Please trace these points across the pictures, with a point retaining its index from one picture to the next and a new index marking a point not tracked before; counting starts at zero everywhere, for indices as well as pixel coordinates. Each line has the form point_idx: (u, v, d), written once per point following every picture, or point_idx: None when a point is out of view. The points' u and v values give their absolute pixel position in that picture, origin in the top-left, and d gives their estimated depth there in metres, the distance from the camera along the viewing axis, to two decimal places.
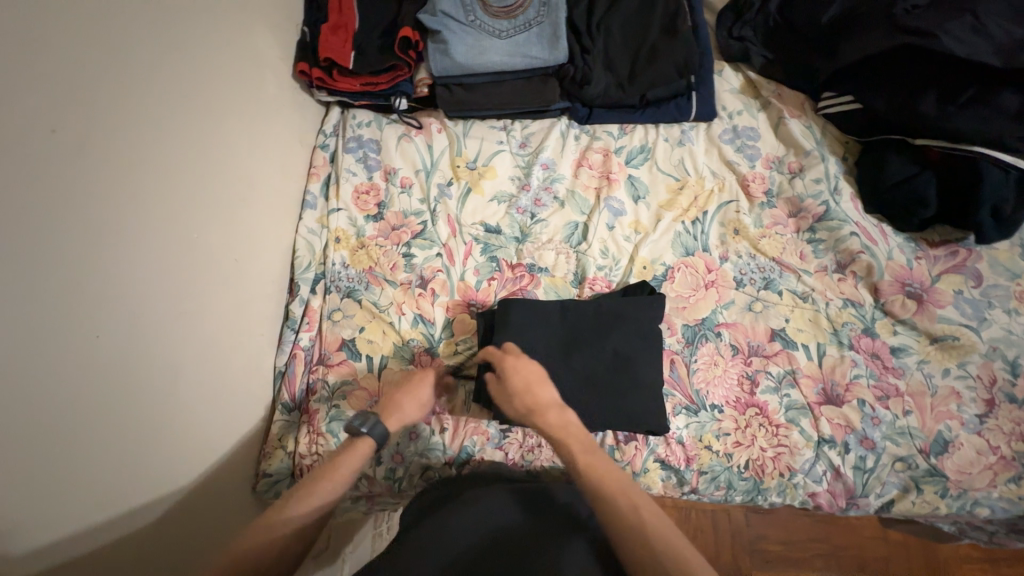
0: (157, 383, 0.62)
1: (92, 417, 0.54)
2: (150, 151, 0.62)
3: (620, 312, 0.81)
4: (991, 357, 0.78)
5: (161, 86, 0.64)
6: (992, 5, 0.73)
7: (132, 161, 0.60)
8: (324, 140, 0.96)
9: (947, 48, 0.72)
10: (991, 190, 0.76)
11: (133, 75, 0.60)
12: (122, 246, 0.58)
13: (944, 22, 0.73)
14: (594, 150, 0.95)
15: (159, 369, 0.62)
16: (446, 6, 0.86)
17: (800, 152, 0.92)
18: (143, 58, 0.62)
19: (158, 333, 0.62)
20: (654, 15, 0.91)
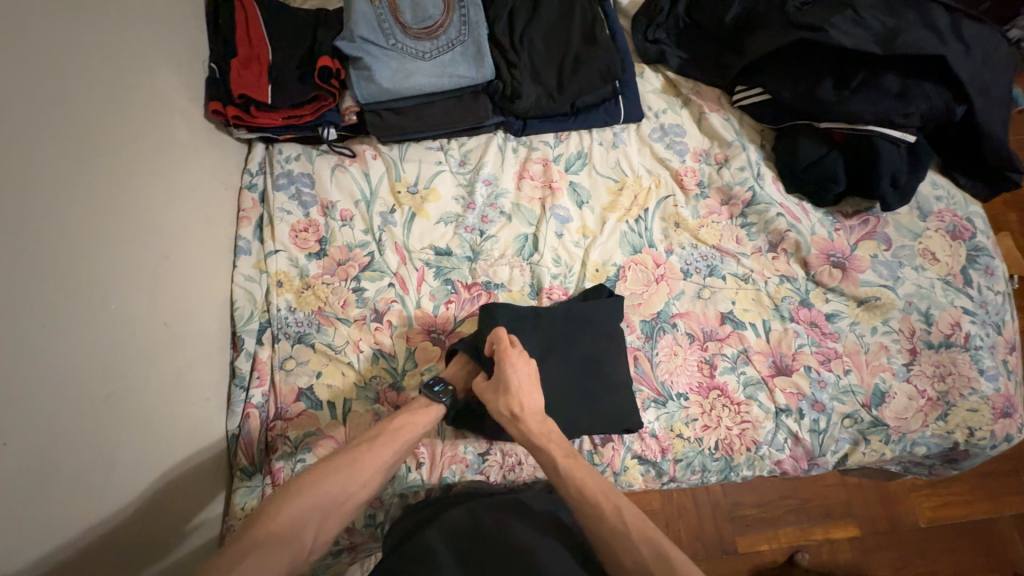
0: (84, 481, 0.55)
1: (18, 532, 0.47)
2: (51, 219, 0.55)
3: (580, 318, 0.82)
4: (909, 311, 0.87)
5: (55, 143, 0.57)
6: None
7: (31, 233, 0.53)
8: (250, 180, 0.90)
9: (835, 39, 0.79)
10: (890, 162, 0.84)
11: (15, 134, 0.52)
12: (26, 332, 0.50)
13: (832, 16, 0.80)
14: (533, 160, 0.96)
15: (87, 465, 0.55)
16: (364, 30, 0.83)
17: (723, 143, 0.98)
18: (28, 114, 0.54)
19: (86, 421, 0.55)
20: (573, 25, 0.94)
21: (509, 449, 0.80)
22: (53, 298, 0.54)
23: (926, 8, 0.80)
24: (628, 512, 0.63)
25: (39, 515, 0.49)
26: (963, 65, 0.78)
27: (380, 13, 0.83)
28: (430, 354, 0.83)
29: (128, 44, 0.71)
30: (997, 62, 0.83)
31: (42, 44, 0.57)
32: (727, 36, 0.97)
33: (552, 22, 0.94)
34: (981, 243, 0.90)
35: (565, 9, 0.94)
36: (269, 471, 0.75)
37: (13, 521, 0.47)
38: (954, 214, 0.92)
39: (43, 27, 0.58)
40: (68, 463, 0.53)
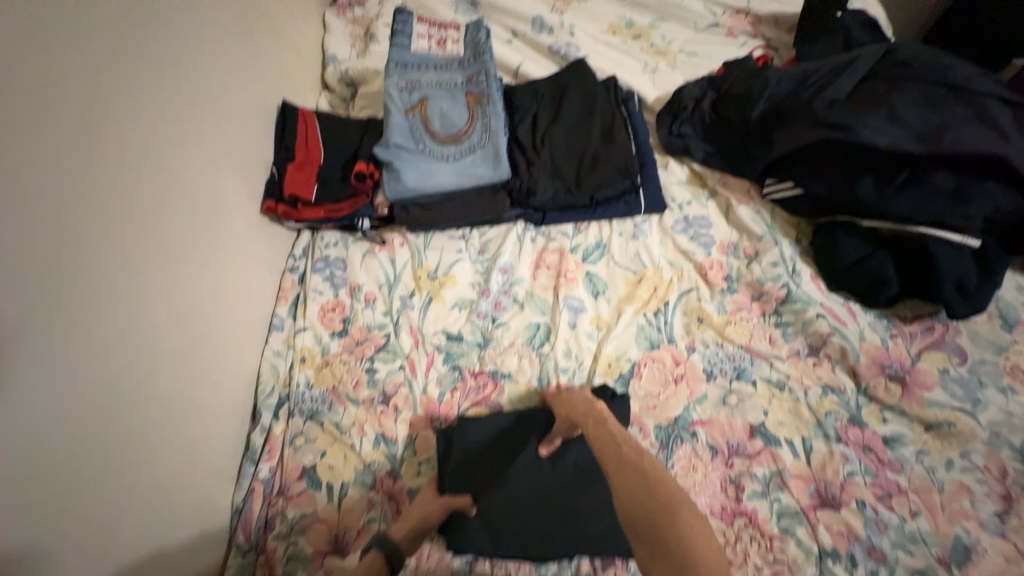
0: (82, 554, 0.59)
1: None
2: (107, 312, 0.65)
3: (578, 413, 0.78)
4: (996, 445, 0.71)
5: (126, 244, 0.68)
6: (906, 97, 0.76)
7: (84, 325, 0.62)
8: (293, 263, 1.01)
9: (865, 139, 0.75)
10: (952, 266, 0.73)
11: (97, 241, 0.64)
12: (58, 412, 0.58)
13: (863, 116, 0.76)
14: (550, 250, 0.98)
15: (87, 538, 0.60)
16: (398, 136, 0.91)
17: (753, 236, 0.93)
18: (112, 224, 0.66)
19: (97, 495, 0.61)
20: (593, 125, 0.98)
21: (499, 561, 0.74)
22: (93, 378, 0.62)
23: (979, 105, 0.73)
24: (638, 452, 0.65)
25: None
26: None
27: (413, 122, 0.92)
28: (429, 444, 0.83)
29: (209, 157, 0.84)
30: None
31: (139, 165, 0.70)
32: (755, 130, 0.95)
33: (572, 123, 0.99)
34: None
35: (587, 111, 0.99)
36: (263, 549, 0.77)
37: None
38: None
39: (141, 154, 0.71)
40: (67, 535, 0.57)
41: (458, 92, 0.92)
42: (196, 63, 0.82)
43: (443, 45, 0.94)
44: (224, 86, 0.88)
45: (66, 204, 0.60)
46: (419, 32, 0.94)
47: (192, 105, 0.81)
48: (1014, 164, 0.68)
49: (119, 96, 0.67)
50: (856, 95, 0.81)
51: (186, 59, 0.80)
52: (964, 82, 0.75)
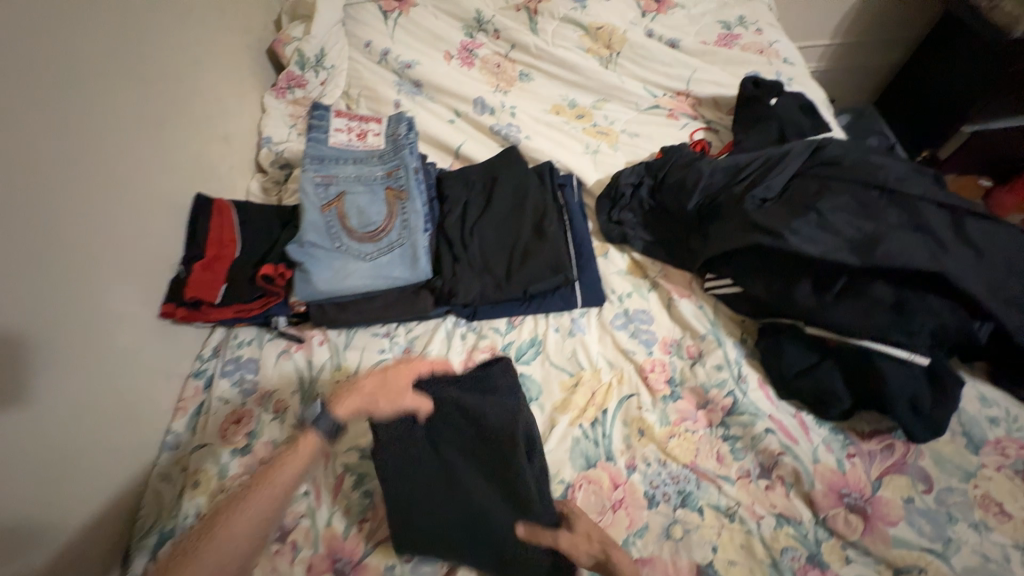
0: None
1: None
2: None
3: (488, 442, 0.72)
4: None
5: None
6: (837, 201, 0.73)
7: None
8: (201, 365, 0.92)
9: (798, 248, 0.69)
10: (905, 384, 0.67)
11: None
12: None
13: (794, 220, 0.72)
14: (480, 349, 0.89)
15: None
16: (313, 235, 0.85)
17: (695, 335, 0.86)
18: None
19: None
20: (525, 217, 0.93)
21: None
22: None
23: (918, 208, 0.70)
24: None
25: None
26: (983, 276, 0.64)
27: (329, 220, 0.86)
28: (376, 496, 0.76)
29: (104, 265, 0.74)
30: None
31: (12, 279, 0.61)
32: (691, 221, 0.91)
33: (502, 213, 0.94)
34: None
35: (517, 200, 0.95)
36: None
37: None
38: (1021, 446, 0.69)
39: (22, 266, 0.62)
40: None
41: (377, 187, 0.88)
42: (99, 163, 0.74)
43: (364, 137, 0.92)
44: (133, 184, 0.80)
45: None
46: (337, 126, 0.92)
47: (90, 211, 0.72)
48: (964, 277, 0.63)
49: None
50: (787, 196, 0.77)
51: (83, 155, 0.71)
52: (896, 184, 0.72)
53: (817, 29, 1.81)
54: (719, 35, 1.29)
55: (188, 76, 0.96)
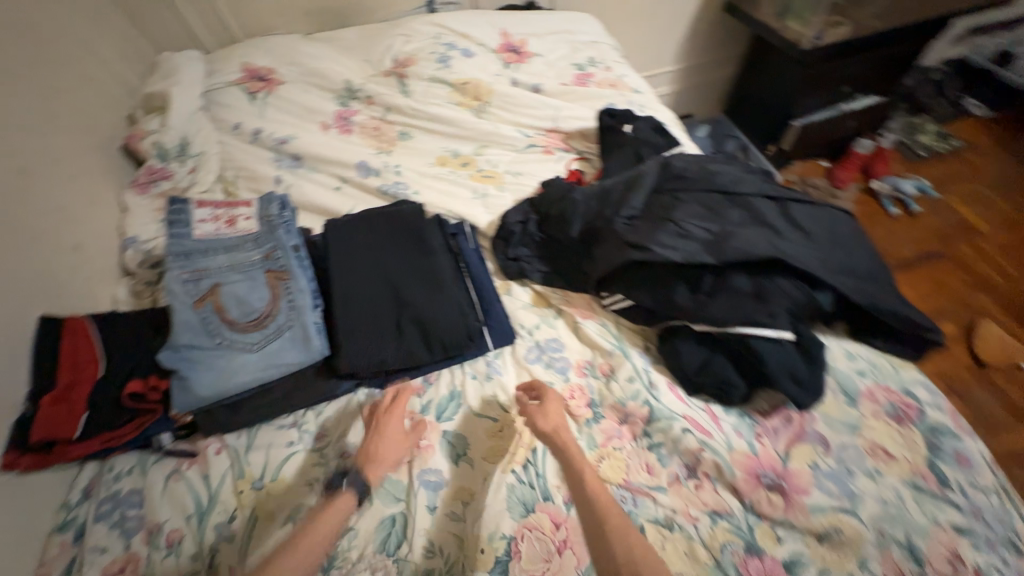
0: None
1: None
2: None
3: (393, 218, 0.94)
4: (886, 545, 0.65)
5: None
6: (686, 209, 0.82)
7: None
8: (69, 514, 0.76)
9: (662, 255, 0.77)
10: (780, 359, 0.73)
11: None
12: None
13: (655, 233, 0.80)
14: (399, 416, 0.85)
15: None
16: (188, 337, 0.77)
17: (604, 352, 0.88)
18: None
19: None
20: (420, 266, 0.90)
21: None
22: None
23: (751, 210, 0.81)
24: None
25: None
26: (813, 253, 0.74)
27: (205, 316, 0.79)
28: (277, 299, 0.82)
29: None
30: (847, 236, 0.79)
31: None
32: (579, 246, 0.96)
33: (400, 269, 0.89)
34: (936, 421, 0.74)
35: (416, 251, 0.91)
36: None
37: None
38: (888, 391, 0.78)
39: None
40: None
41: (257, 270, 0.83)
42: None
43: (233, 222, 0.88)
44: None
45: None
46: (202, 215, 0.87)
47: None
48: (799, 257, 0.72)
49: None
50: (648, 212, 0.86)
51: None
52: (733, 186, 0.83)
53: (661, 59, 2.08)
54: (576, 76, 1.43)
55: (18, 189, 0.86)
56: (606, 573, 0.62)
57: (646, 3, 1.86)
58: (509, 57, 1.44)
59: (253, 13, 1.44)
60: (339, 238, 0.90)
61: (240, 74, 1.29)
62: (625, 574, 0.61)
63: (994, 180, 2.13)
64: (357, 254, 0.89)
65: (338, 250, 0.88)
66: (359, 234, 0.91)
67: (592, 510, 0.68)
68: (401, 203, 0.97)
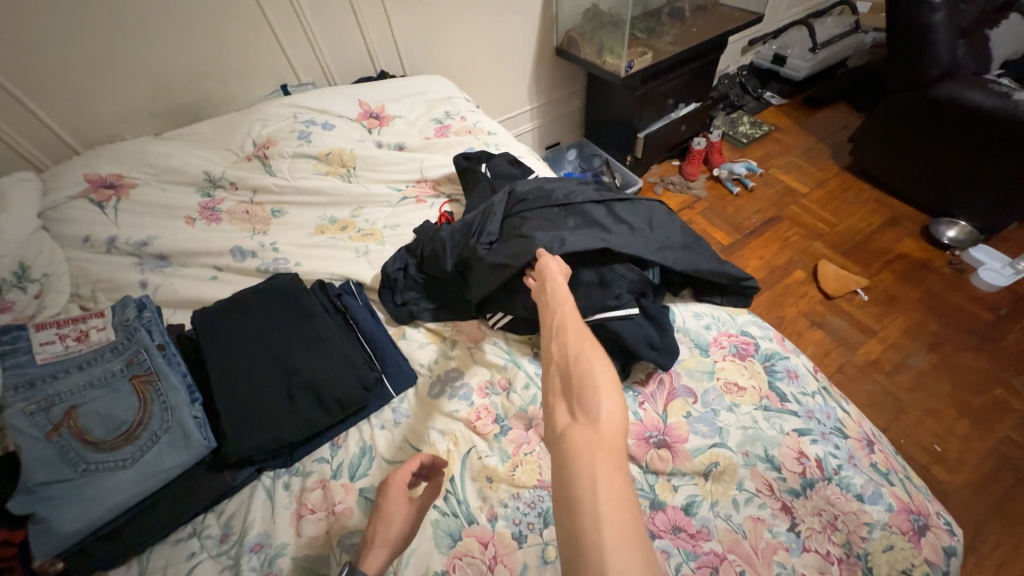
0: None
1: None
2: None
3: (268, 292, 0.95)
4: (752, 463, 0.77)
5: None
6: (534, 226, 0.93)
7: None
8: None
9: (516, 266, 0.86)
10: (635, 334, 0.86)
11: None
12: None
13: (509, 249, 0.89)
14: (310, 488, 0.83)
15: None
16: (42, 473, 0.70)
17: (499, 368, 0.95)
18: None
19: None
20: (304, 331, 0.91)
21: None
22: None
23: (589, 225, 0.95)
24: (598, 365, 0.55)
25: None
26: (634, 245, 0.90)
27: (63, 445, 0.73)
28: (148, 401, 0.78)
29: None
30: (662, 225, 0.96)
31: None
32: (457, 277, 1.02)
33: (284, 339, 0.89)
34: (767, 350, 0.91)
35: (297, 319, 0.92)
36: None
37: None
38: (730, 335, 0.93)
39: None
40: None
41: (119, 380, 0.78)
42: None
43: (87, 336, 0.83)
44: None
45: None
46: (44, 338, 0.81)
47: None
48: (626, 249, 0.86)
49: None
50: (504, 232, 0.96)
51: None
52: (566, 199, 0.97)
53: (517, 102, 2.33)
54: (435, 129, 1.57)
55: None
56: (552, 358, 0.61)
57: (490, 58, 2.09)
58: (370, 123, 1.54)
59: (93, 124, 1.41)
60: (212, 324, 0.89)
61: (84, 185, 1.24)
62: (568, 360, 0.58)
63: (802, 149, 2.62)
64: (233, 336, 0.88)
65: (213, 337, 0.87)
66: (234, 316, 0.91)
67: (551, 316, 0.68)
68: (275, 276, 0.99)
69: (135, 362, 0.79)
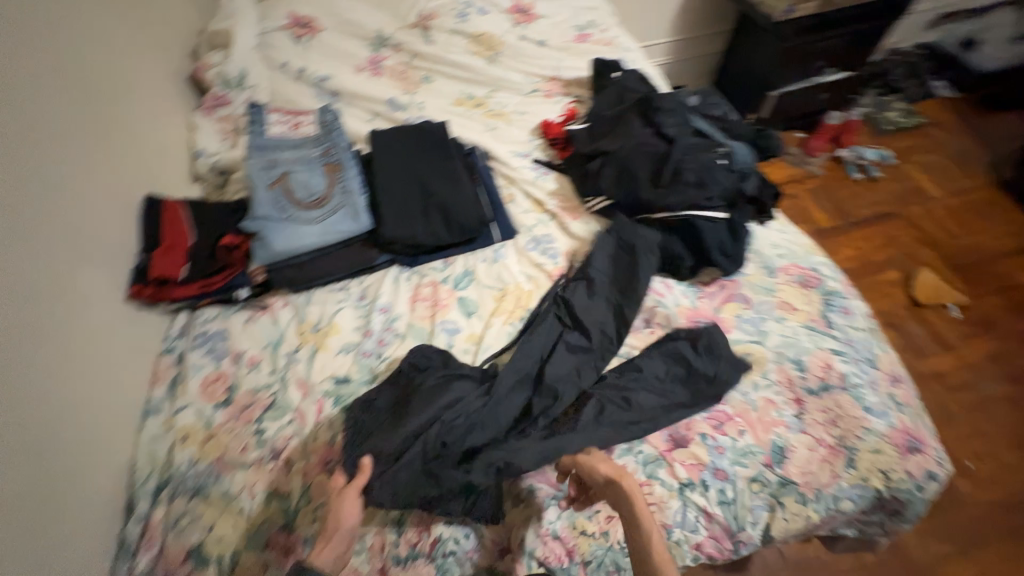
0: None
1: None
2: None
3: (424, 131, 1.17)
4: (782, 362, 0.91)
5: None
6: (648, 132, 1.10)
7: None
8: (170, 345, 1.00)
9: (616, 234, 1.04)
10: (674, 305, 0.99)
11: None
12: None
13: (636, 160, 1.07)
14: (424, 285, 1.09)
15: None
16: (263, 209, 1.01)
17: (586, 243, 1.13)
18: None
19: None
20: (443, 168, 1.13)
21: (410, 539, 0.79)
22: None
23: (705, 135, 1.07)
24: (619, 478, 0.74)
25: None
26: (730, 176, 1.01)
27: (276, 194, 1.03)
28: (333, 182, 1.05)
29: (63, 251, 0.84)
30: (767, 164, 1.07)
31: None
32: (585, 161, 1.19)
33: (428, 170, 1.12)
34: (832, 287, 1.00)
35: (441, 158, 1.14)
36: None
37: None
38: (799, 267, 1.03)
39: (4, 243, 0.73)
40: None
41: (316, 163, 1.07)
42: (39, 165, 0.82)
43: (298, 128, 1.13)
44: (74, 186, 0.89)
45: None
46: (275, 119, 1.12)
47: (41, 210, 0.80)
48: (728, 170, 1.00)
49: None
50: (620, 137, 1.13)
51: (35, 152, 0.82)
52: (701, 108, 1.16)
53: (654, 32, 2.29)
54: (576, 34, 1.64)
55: (122, 100, 1.09)
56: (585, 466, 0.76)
57: None
58: (518, 17, 1.64)
59: None
60: (381, 142, 1.13)
61: (286, 20, 1.50)
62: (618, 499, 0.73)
63: (952, 150, 2.36)
64: (396, 156, 1.12)
65: (382, 153, 1.12)
66: (396, 143, 1.14)
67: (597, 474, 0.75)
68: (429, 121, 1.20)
69: (328, 156, 1.07)
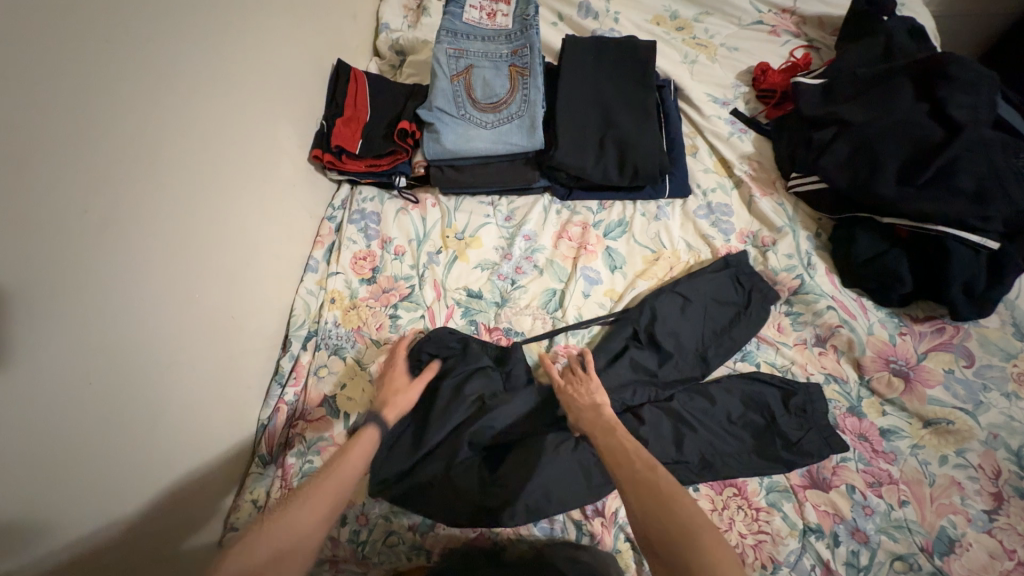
0: (135, 446, 0.64)
1: (79, 470, 0.58)
2: (156, 233, 0.66)
3: (624, 48, 1.02)
4: (993, 446, 0.73)
5: (180, 167, 0.70)
6: (920, 109, 0.85)
7: (126, 241, 0.62)
8: (332, 213, 1.06)
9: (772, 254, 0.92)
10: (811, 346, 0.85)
11: (184, 157, 0.70)
12: (144, 286, 0.65)
13: (886, 144, 0.85)
14: (573, 223, 1.01)
15: (133, 433, 0.64)
16: (442, 102, 0.98)
17: (772, 227, 0.95)
18: (193, 154, 0.72)
19: (125, 422, 0.63)
20: (633, 97, 0.99)
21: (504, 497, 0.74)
22: (147, 287, 0.65)
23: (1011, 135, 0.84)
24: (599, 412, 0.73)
25: (105, 442, 0.60)
26: None
27: (456, 89, 0.99)
28: (514, 88, 0.98)
29: (263, 98, 0.88)
30: None
31: (214, 90, 0.76)
32: (807, 127, 0.96)
33: (616, 95, 0.99)
34: None
35: (634, 85, 1.00)
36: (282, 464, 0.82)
37: (23, 536, 0.53)
38: None
39: (220, 76, 0.77)
40: (101, 439, 0.60)
41: (503, 64, 1.00)
42: (258, 6, 0.85)
43: (493, 18, 1.03)
44: (279, 36, 0.91)
45: (154, 118, 0.65)
46: (472, 3, 1.02)
47: (254, 52, 0.84)
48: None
49: (201, 19, 0.72)
50: (872, 107, 0.89)
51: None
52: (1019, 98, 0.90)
53: None
54: None
55: None
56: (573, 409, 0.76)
57: None
58: None
59: None
60: (575, 52, 1.01)
61: None
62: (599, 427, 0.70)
63: None
64: (588, 72, 1.00)
65: (572, 65, 1.00)
66: (590, 57, 1.01)
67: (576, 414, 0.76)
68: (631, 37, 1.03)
69: (515, 60, 0.99)
